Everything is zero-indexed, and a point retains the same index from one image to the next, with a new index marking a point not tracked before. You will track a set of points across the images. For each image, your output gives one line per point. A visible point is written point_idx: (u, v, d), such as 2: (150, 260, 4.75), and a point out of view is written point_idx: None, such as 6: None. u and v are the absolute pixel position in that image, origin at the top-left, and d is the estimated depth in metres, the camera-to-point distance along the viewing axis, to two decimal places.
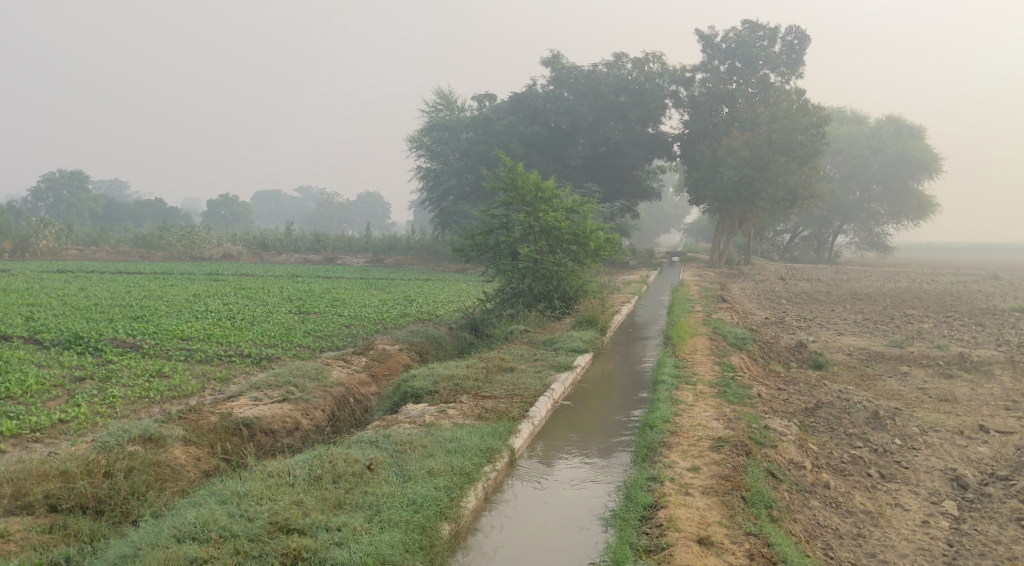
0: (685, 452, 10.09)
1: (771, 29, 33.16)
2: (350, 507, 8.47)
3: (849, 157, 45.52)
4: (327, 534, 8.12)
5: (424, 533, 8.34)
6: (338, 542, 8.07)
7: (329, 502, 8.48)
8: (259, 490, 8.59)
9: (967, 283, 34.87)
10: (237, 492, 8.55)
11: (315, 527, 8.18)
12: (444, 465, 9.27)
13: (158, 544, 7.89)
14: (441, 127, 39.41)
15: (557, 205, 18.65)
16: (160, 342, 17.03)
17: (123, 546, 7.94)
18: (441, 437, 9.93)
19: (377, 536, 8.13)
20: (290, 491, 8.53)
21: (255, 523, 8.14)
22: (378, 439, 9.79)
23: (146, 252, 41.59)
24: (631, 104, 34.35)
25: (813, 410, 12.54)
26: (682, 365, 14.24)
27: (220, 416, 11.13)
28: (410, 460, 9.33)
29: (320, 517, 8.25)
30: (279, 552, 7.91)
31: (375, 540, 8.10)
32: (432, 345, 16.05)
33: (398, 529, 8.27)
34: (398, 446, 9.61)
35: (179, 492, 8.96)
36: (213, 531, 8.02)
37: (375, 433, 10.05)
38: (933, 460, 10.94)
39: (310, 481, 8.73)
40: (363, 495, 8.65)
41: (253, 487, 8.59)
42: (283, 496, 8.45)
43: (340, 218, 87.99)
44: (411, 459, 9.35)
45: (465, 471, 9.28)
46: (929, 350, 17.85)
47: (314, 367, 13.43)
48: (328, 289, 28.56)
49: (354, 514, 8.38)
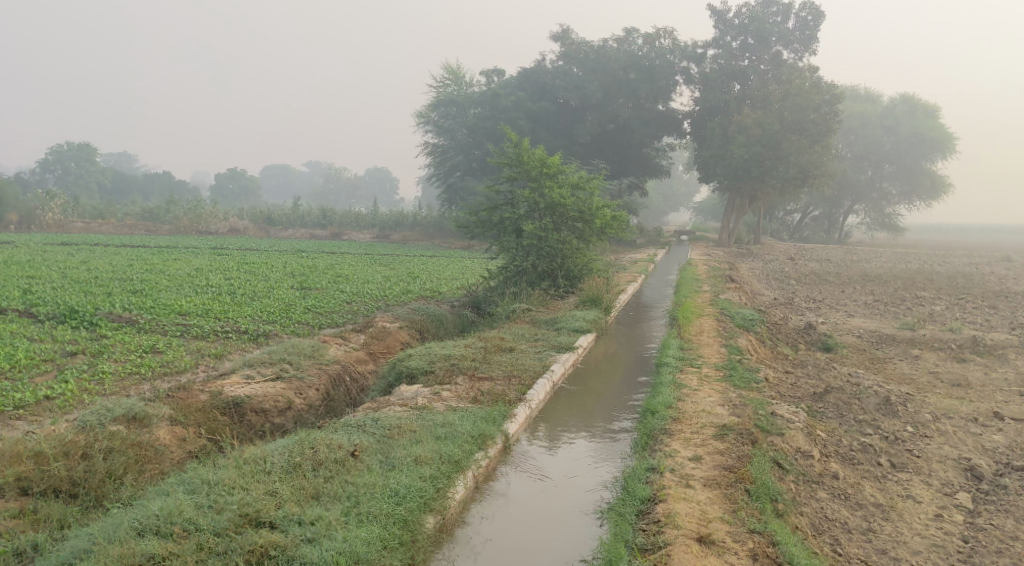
0: (687, 441, 9.71)
1: (785, 4, 32.43)
2: (328, 498, 8.14)
3: (861, 136, 44.64)
4: (299, 528, 7.79)
5: (406, 529, 8.03)
6: (309, 538, 7.74)
7: (306, 492, 8.17)
8: (233, 479, 8.25)
9: (979, 264, 34.33)
10: (211, 480, 8.21)
11: (286, 521, 7.84)
12: (432, 452, 8.93)
13: (115, 539, 7.53)
14: (449, 102, 38.83)
15: (563, 181, 18.17)
16: (157, 317, 16.67)
17: (82, 540, 7.62)
18: (432, 421, 9.59)
19: (353, 531, 7.81)
20: (266, 480, 8.20)
21: (223, 516, 7.78)
22: (367, 422, 9.47)
23: (152, 226, 41.29)
24: (640, 81, 33.67)
25: (821, 395, 12.17)
26: (688, 347, 13.84)
27: (210, 394, 10.84)
28: (397, 447, 8.99)
29: (293, 510, 7.92)
30: (245, 549, 7.55)
31: (350, 536, 7.77)
32: (432, 323, 15.64)
33: (376, 524, 7.97)
34: (386, 431, 9.28)
35: (154, 476, 8.65)
36: (177, 524, 7.68)
37: (363, 416, 9.72)
38: (947, 449, 10.56)
39: (288, 469, 8.40)
40: (342, 485, 8.31)
41: (226, 475, 8.24)
42: (258, 485, 8.12)
43: (349, 193, 87.67)
44: (398, 445, 9.01)
45: (454, 459, 8.94)
46: (941, 333, 17.43)
47: (310, 344, 13.10)
48: (332, 265, 28.19)
49: (331, 507, 8.04)
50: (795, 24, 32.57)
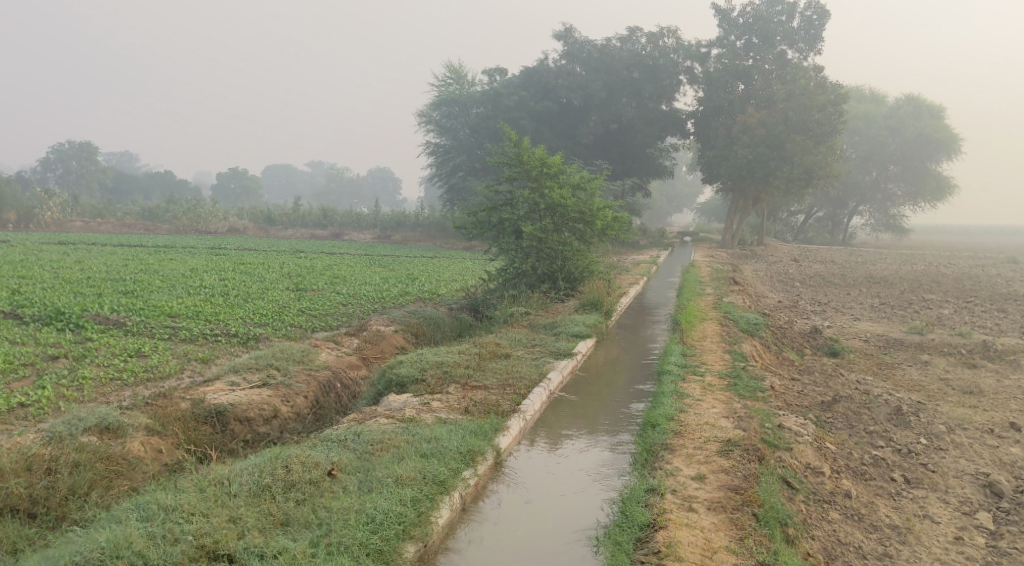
0: (690, 458, 9.21)
1: (790, 4, 31.88)
2: (297, 527, 7.71)
3: (867, 137, 43.96)
4: (260, 562, 7.38)
5: (381, 560, 7.60)
6: None
7: (274, 519, 7.76)
8: (193, 504, 7.80)
9: (986, 266, 33.79)
10: (168, 506, 7.76)
11: (247, 552, 7.44)
12: (416, 472, 8.45)
13: None
14: (451, 101, 38.38)
15: (563, 181, 17.65)
16: (145, 319, 16.13)
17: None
18: (419, 436, 9.11)
19: None
20: (230, 505, 7.76)
21: (177, 547, 7.38)
22: (349, 437, 9.02)
23: (151, 225, 40.80)
24: (643, 80, 33.28)
25: (830, 404, 11.65)
26: (690, 353, 13.34)
27: (191, 402, 10.36)
28: (377, 465, 8.53)
29: (255, 541, 7.51)
30: None
31: None
32: (430, 327, 15.11)
33: (347, 555, 7.52)
34: (368, 447, 8.83)
35: (118, 494, 8.28)
36: (124, 558, 7.25)
37: (346, 430, 9.26)
38: (964, 463, 10.07)
39: (256, 492, 7.96)
40: (313, 511, 7.88)
41: (185, 500, 7.79)
42: (219, 512, 7.68)
43: (351, 193, 87.22)
44: (381, 464, 8.55)
45: (439, 480, 8.46)
46: (951, 338, 16.89)
47: (300, 349, 12.63)
48: (329, 266, 27.69)
49: (299, 536, 7.62)
50: (800, 24, 31.99)
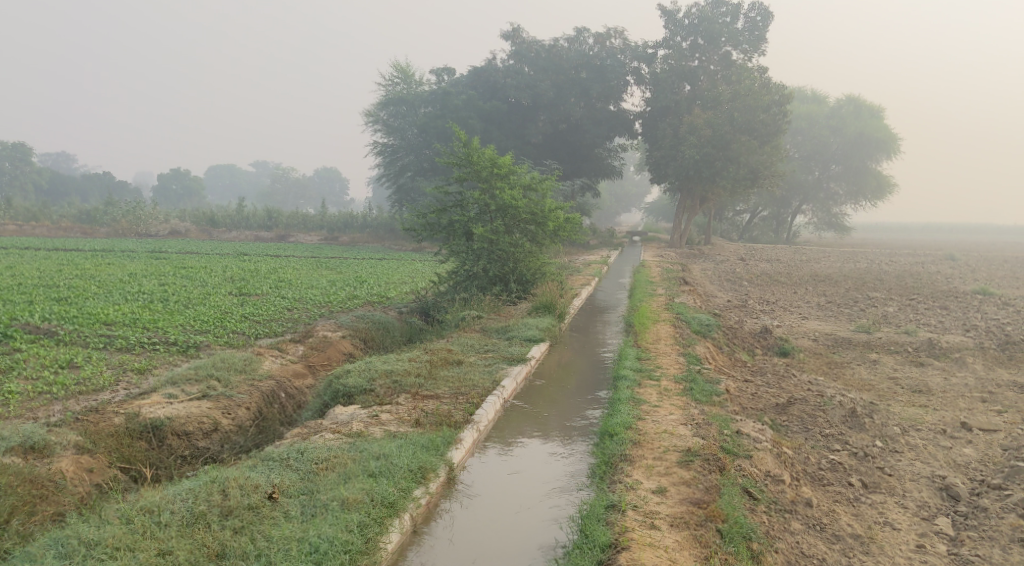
0: (649, 470, 8.99)
1: (734, 5, 32.05)
2: (234, 559, 7.40)
3: (809, 137, 44.80)
4: None
5: None
6: None
7: (209, 550, 7.44)
8: (119, 538, 7.51)
9: (926, 264, 34.29)
10: (92, 541, 7.46)
11: None
12: (363, 494, 8.10)
13: None
14: (399, 100, 37.72)
15: (514, 182, 17.37)
16: (79, 328, 15.44)
17: None
18: (367, 452, 8.77)
19: None
20: (159, 537, 7.47)
21: None
22: (293, 455, 8.67)
23: (89, 228, 39.58)
24: (592, 81, 33.09)
25: (785, 406, 11.50)
26: (645, 357, 13.12)
27: (125, 417, 9.90)
28: (322, 486, 8.17)
29: None
30: None
31: None
32: (379, 332, 14.67)
33: None
34: (312, 466, 8.49)
35: (45, 519, 8.07)
36: None
37: (289, 447, 8.90)
38: (919, 465, 9.98)
39: (188, 521, 7.66)
40: (251, 541, 7.55)
41: (110, 534, 7.50)
42: (148, 546, 7.39)
43: (297, 194, 85.99)
44: (325, 484, 8.21)
45: (388, 502, 8.13)
46: (898, 336, 16.94)
47: (242, 358, 12.17)
48: (275, 269, 27.06)
49: None
50: (744, 25, 32.19)
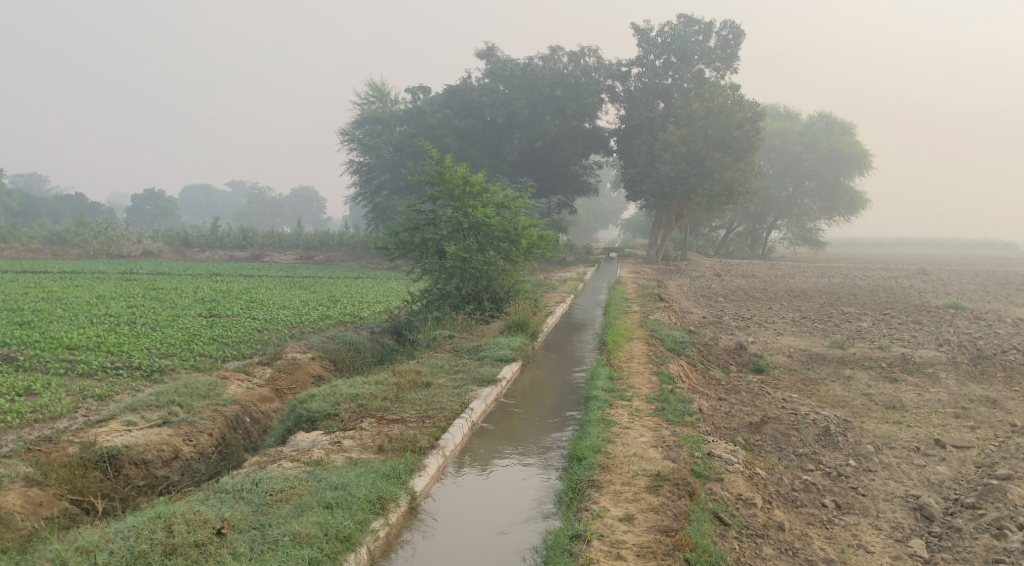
0: (617, 496, 8.83)
1: (706, 23, 32.15)
2: None
3: (782, 153, 45.08)
4: None
5: None
6: None
7: None
8: None
9: (899, 278, 34.45)
10: None
11: None
12: (317, 528, 7.99)
13: None
14: (373, 119, 37.46)
15: (487, 200, 17.19)
16: (40, 353, 15.08)
17: None
18: (325, 483, 8.62)
19: None
20: None
21: None
22: (246, 487, 8.54)
23: (59, 249, 38.97)
24: (567, 99, 32.87)
25: (758, 426, 11.36)
26: (618, 376, 12.92)
27: (80, 446, 9.78)
28: (274, 521, 8.09)
29: None
30: None
31: None
32: (349, 353, 14.39)
33: None
34: (266, 498, 8.38)
35: None
36: None
37: (243, 478, 8.77)
38: (893, 484, 9.86)
39: (128, 560, 7.62)
40: None
41: None
42: None
43: (273, 213, 85.42)
44: (276, 519, 8.12)
45: (342, 536, 8.01)
46: (871, 351, 16.87)
47: (206, 382, 11.89)
48: (247, 289, 26.70)
49: None
50: (716, 43, 32.33)
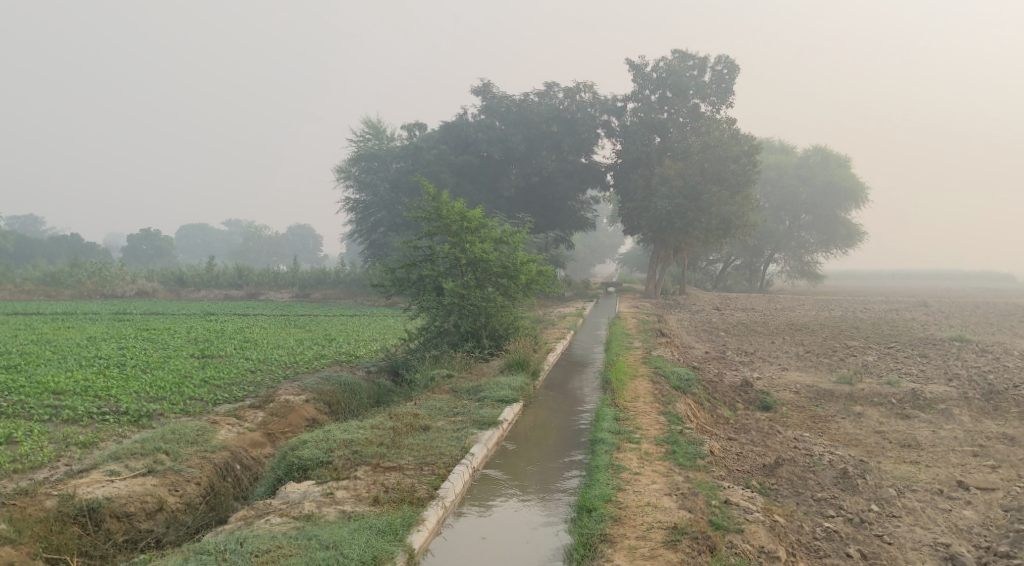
0: (632, 552, 8.40)
1: (701, 58, 31.97)
2: None
3: (779, 187, 44.64)
4: None
5: None
6: None
7: None
8: None
9: (901, 311, 34.03)
10: None
11: None
12: None
13: None
14: (370, 156, 36.89)
15: (485, 236, 16.74)
16: (24, 398, 14.48)
17: None
18: (316, 541, 8.22)
19: None
20: None
21: None
22: (230, 547, 8.14)
23: (53, 291, 38.38)
24: (563, 134, 32.78)
25: (772, 468, 10.80)
26: (624, 417, 12.36)
27: (59, 499, 9.37)
28: None
29: None
30: None
31: None
32: (345, 394, 13.81)
33: None
34: (251, 560, 8.00)
35: None
36: None
37: (228, 536, 8.37)
38: (919, 531, 9.32)
39: None
40: None
41: None
42: None
43: (269, 251, 84.91)
44: None
45: None
46: (880, 386, 16.33)
47: (194, 427, 11.33)
48: (242, 329, 26.17)
49: None
50: (711, 78, 32.14)
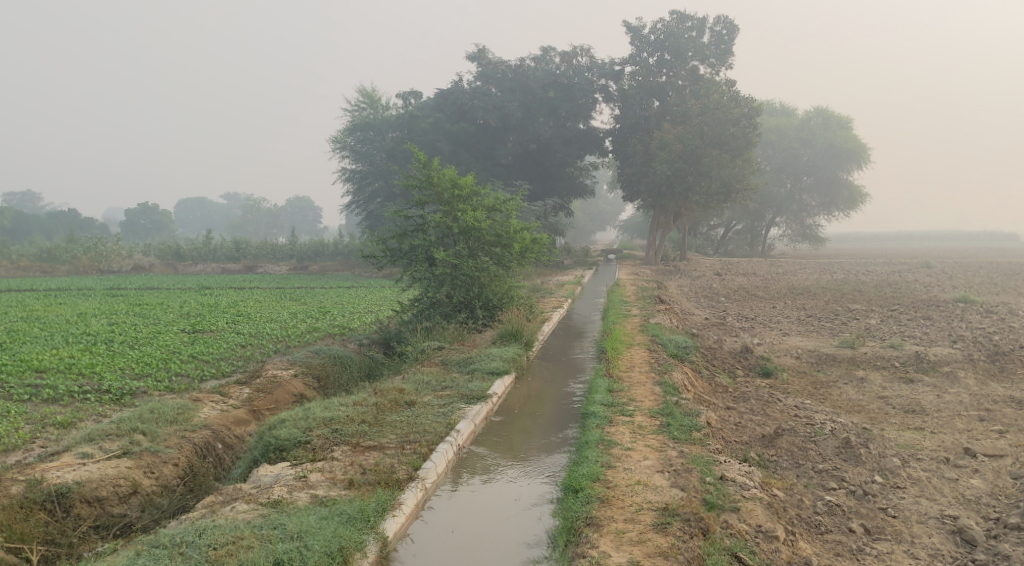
0: (620, 537, 8.04)
1: (699, 19, 31.24)
2: None
3: (780, 149, 44.31)
4: None
5: None
6: None
7: None
8: None
9: (902, 272, 33.53)
10: None
11: None
12: None
13: None
14: (365, 126, 36.26)
15: (477, 203, 16.26)
16: (5, 377, 14.07)
17: None
18: (281, 530, 7.87)
19: None
20: None
21: None
22: (188, 539, 7.80)
23: (49, 267, 37.86)
24: (560, 100, 31.94)
25: (772, 439, 10.37)
26: (618, 389, 11.94)
27: (26, 484, 8.99)
28: None
29: None
30: None
31: None
32: (334, 369, 13.40)
33: None
34: (208, 554, 7.65)
35: None
36: None
37: (190, 525, 8.04)
38: (926, 503, 8.92)
39: None
40: None
41: None
42: None
43: (268, 224, 84.30)
44: None
45: None
46: (883, 350, 15.88)
47: (175, 406, 10.92)
48: (235, 302, 25.74)
49: None
50: (710, 39, 31.43)
